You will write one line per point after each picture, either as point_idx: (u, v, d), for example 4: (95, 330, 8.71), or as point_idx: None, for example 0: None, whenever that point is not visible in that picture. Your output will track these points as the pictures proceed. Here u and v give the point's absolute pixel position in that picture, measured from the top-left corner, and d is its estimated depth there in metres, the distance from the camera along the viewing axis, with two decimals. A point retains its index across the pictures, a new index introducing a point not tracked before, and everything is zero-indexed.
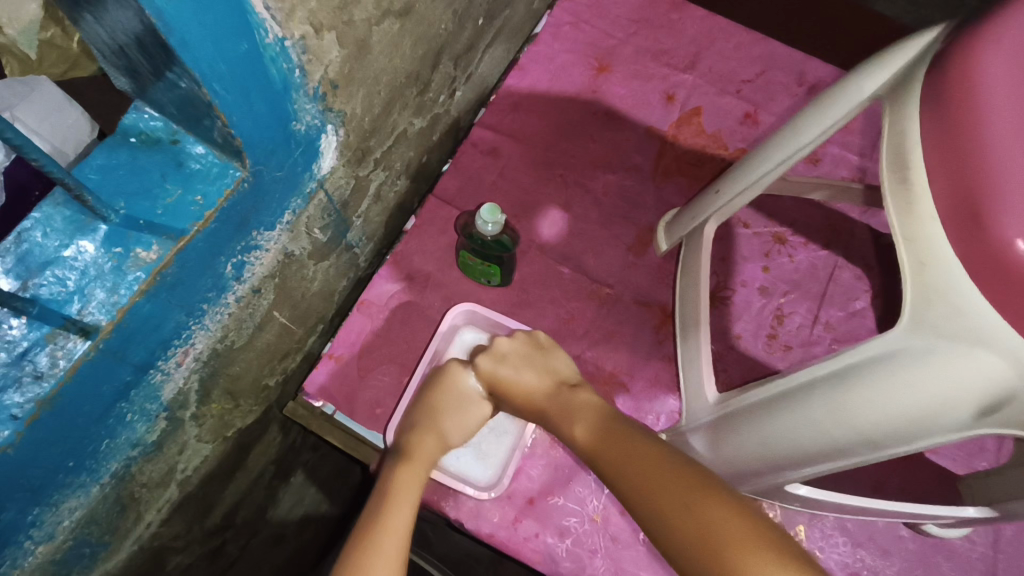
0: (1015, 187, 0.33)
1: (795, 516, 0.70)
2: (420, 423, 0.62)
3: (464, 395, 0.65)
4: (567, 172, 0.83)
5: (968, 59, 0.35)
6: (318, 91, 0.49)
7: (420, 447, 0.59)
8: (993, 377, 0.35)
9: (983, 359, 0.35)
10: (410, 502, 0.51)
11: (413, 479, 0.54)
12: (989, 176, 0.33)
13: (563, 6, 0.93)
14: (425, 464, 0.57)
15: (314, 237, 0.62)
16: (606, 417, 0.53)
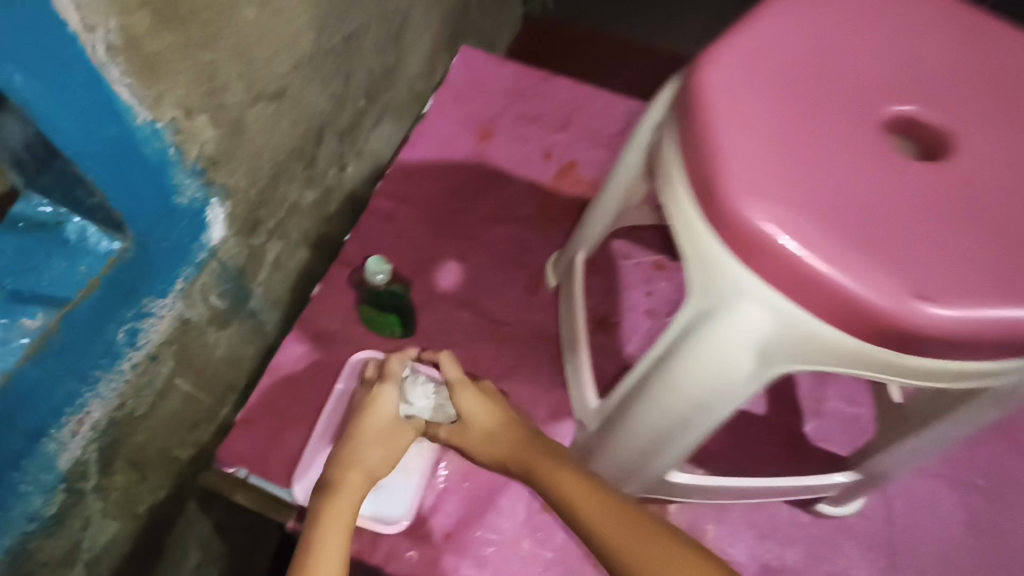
0: (732, 165, 0.42)
1: (702, 516, 0.74)
2: (351, 449, 0.60)
3: (397, 424, 0.63)
4: (461, 228, 0.91)
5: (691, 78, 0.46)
6: (196, 166, 0.55)
7: (348, 477, 0.57)
8: (758, 322, 0.42)
9: (749, 308, 0.42)
10: (337, 544, 0.51)
11: (337, 513, 0.53)
12: (714, 159, 0.43)
13: (446, 87, 1.04)
14: (354, 494, 0.56)
15: (211, 304, 0.67)
16: (562, 466, 0.55)
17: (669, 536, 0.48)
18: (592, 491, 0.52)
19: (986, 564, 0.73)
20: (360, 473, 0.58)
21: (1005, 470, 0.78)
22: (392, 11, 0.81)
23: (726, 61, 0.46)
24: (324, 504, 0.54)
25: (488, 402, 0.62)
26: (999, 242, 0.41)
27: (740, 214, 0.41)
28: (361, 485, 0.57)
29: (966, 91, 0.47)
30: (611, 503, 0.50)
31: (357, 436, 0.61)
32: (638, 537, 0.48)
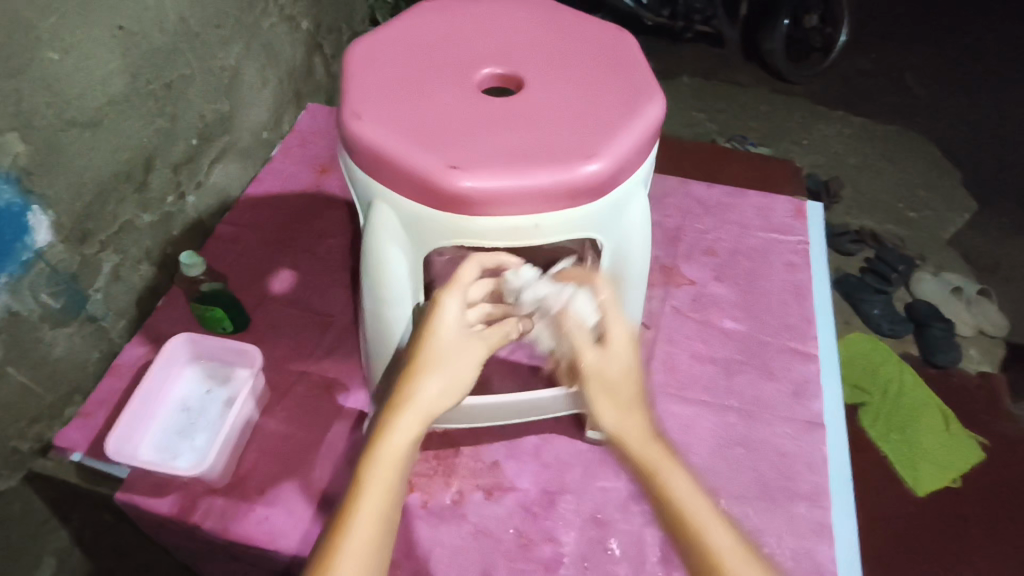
0: (349, 102, 0.55)
1: (493, 453, 0.85)
2: (401, 400, 0.54)
3: (442, 387, 0.55)
4: (296, 244, 1.05)
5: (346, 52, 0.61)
6: (11, 173, 0.70)
7: (395, 431, 0.53)
8: (391, 219, 0.55)
9: (382, 210, 0.55)
10: (387, 509, 0.51)
11: (385, 473, 0.52)
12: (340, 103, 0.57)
13: (293, 133, 1.21)
14: (405, 446, 0.53)
15: (42, 302, 0.78)
16: (631, 410, 0.59)
17: (692, 485, 0.55)
18: (643, 428, 0.58)
19: (740, 468, 0.85)
20: (422, 406, 0.54)
21: (755, 393, 0.93)
22: (218, 66, 0.98)
23: (373, 41, 0.61)
24: (370, 466, 0.52)
25: (625, 343, 0.62)
26: (554, 133, 0.54)
27: (351, 133, 0.54)
28: (415, 436, 0.54)
29: (566, 47, 0.62)
30: (654, 447, 0.57)
31: (403, 383, 0.56)
32: (670, 487, 0.55)
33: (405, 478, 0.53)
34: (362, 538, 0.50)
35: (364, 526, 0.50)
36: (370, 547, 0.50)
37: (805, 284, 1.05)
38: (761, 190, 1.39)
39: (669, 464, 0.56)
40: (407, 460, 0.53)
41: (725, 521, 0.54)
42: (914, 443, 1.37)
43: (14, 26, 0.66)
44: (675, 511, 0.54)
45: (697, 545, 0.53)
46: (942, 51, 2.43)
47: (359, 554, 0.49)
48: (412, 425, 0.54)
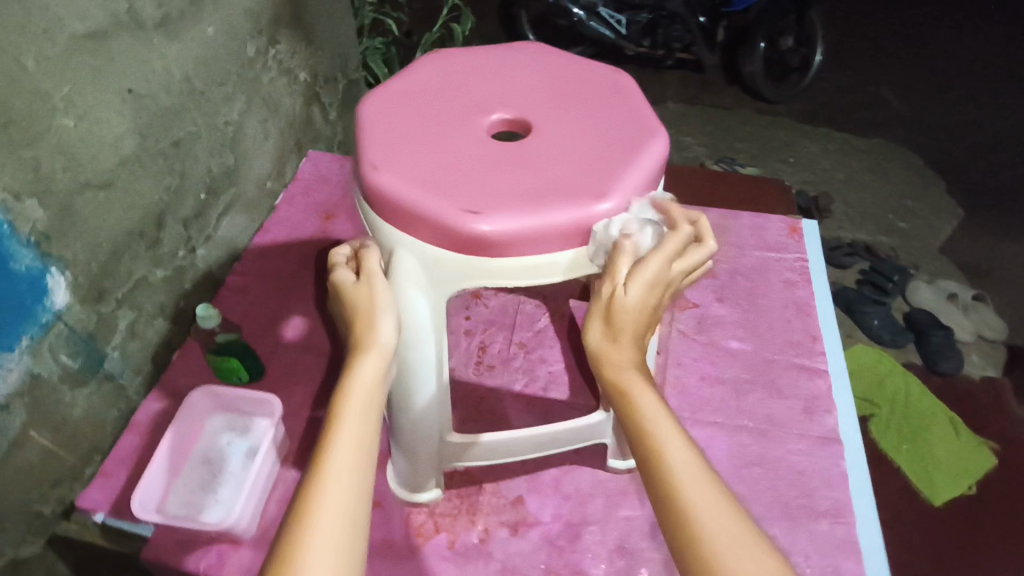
0: (367, 153, 0.58)
1: (515, 488, 0.85)
2: (353, 361, 0.52)
3: (389, 335, 0.54)
4: (306, 290, 1.07)
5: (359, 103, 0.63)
6: (30, 239, 0.71)
7: (352, 383, 0.51)
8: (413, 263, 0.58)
9: (403, 256, 0.57)
10: (359, 465, 0.47)
11: (344, 431, 0.48)
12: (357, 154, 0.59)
13: (296, 182, 1.24)
14: (365, 401, 0.51)
15: (62, 363, 0.79)
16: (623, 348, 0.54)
17: (660, 409, 0.51)
18: (631, 360, 0.54)
19: (759, 488, 0.86)
20: (375, 361, 0.52)
21: (768, 411, 0.94)
22: (222, 122, 1.01)
23: (384, 91, 0.64)
24: (331, 425, 0.49)
25: (654, 286, 0.52)
26: (567, 172, 0.56)
27: (371, 184, 0.56)
28: (374, 391, 0.51)
29: (570, 87, 0.65)
30: (631, 374, 0.53)
31: (352, 349, 0.53)
32: (640, 412, 0.51)
33: (372, 437, 0.50)
34: (335, 495, 0.45)
35: (336, 482, 0.46)
36: (342, 504, 0.45)
37: (806, 300, 1.07)
38: (755, 211, 1.42)
39: (642, 386, 0.52)
40: (369, 415, 0.50)
41: (694, 452, 0.49)
42: (926, 452, 1.38)
43: (31, 97, 0.68)
44: (643, 439, 0.49)
45: (661, 475, 0.47)
46: (916, 65, 2.50)
47: (333, 516, 0.44)
48: (372, 371, 0.52)
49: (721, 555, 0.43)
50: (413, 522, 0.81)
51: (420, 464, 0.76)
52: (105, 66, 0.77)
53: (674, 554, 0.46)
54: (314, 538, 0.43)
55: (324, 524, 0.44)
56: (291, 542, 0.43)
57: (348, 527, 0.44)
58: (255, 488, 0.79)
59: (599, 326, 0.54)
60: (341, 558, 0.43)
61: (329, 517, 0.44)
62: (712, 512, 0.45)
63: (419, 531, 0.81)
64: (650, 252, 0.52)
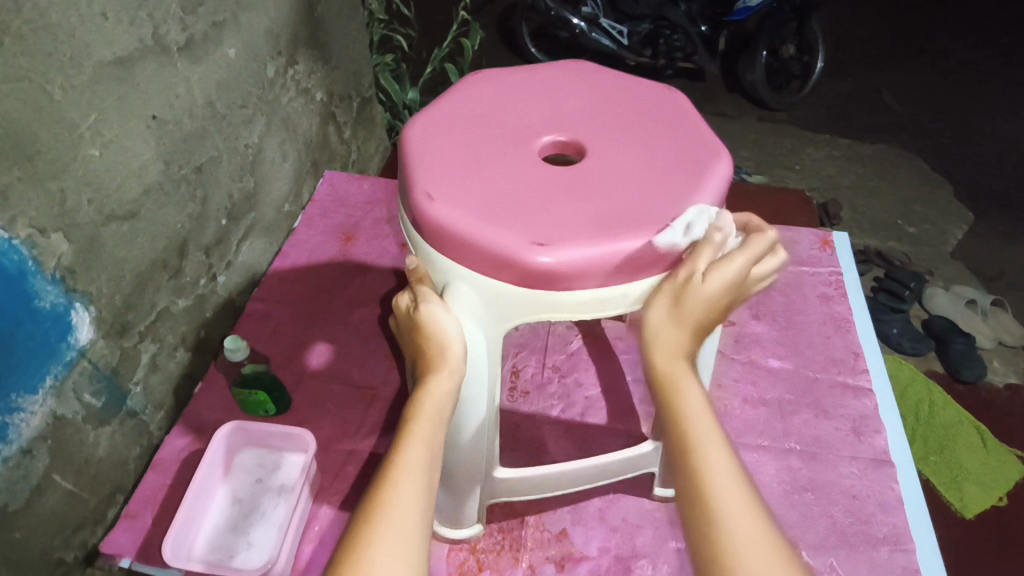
0: (421, 182, 0.55)
1: (559, 521, 0.81)
2: (424, 376, 0.55)
3: (460, 348, 0.55)
4: (329, 315, 1.03)
5: (404, 126, 0.61)
6: (55, 274, 0.68)
7: (426, 400, 0.54)
8: (470, 296, 0.56)
9: (460, 289, 0.55)
10: (428, 475, 0.51)
11: (417, 443, 0.52)
12: (407, 184, 0.56)
13: (313, 203, 1.20)
14: (435, 415, 0.54)
15: (85, 401, 0.75)
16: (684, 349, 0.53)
17: (707, 412, 0.50)
18: (680, 344, 0.53)
19: (813, 515, 0.82)
20: (446, 378, 0.55)
21: (815, 433, 0.90)
22: (243, 145, 0.98)
23: (430, 113, 0.61)
24: (403, 437, 0.53)
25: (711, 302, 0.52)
26: (632, 197, 0.54)
27: (426, 215, 0.54)
28: (444, 405, 0.55)
29: (622, 105, 0.63)
30: (681, 372, 0.52)
31: (423, 364, 0.56)
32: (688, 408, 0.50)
33: (440, 450, 0.54)
34: (405, 499, 0.49)
35: (406, 486, 0.49)
36: (412, 508, 0.48)
37: (844, 315, 1.05)
38: (777, 222, 1.40)
39: (690, 383, 0.51)
40: (438, 429, 0.54)
41: (737, 469, 0.48)
42: (960, 463, 1.34)
43: (58, 127, 0.65)
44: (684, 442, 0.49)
45: (698, 478, 0.47)
46: (922, 70, 2.50)
47: (403, 518, 0.48)
48: (443, 390, 0.55)
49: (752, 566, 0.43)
50: (453, 559, 0.78)
51: (461, 500, 0.73)
52: (130, 93, 0.74)
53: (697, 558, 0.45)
54: (385, 537, 0.46)
55: (393, 525, 0.47)
56: (361, 538, 0.46)
57: (415, 529, 0.48)
58: (290, 530, 0.75)
59: (667, 302, 0.53)
60: (410, 556, 0.46)
61: (399, 519, 0.47)
62: (751, 524, 0.45)
63: (462, 569, 0.77)
64: (741, 251, 0.53)
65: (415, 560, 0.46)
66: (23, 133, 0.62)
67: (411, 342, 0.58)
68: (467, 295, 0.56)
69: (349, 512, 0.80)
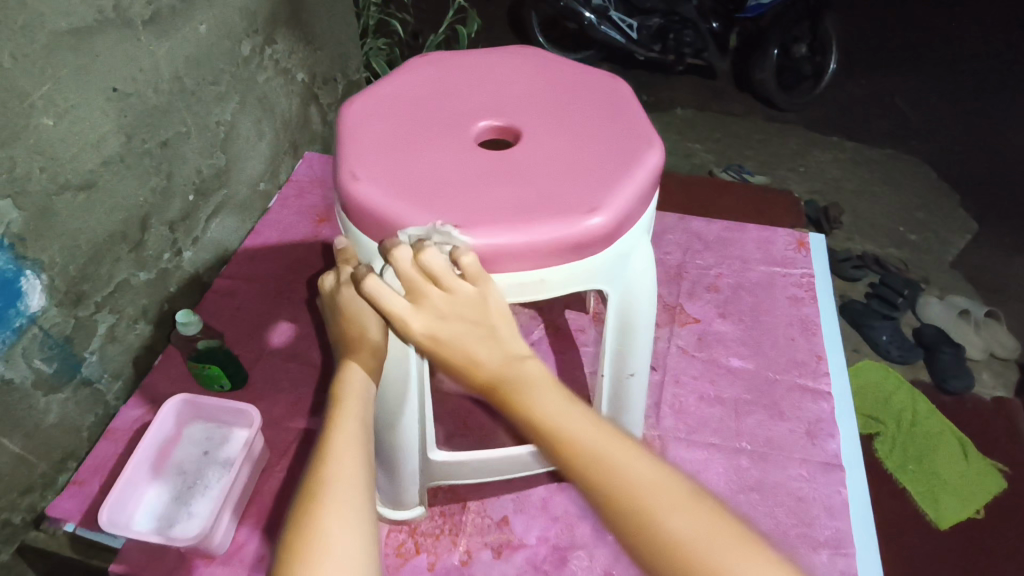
0: (349, 163, 0.56)
1: (501, 508, 0.81)
2: (348, 359, 0.58)
3: (379, 331, 0.58)
4: (294, 295, 1.03)
5: (342, 107, 0.61)
6: (3, 240, 0.69)
7: (349, 380, 0.55)
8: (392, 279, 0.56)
9: (383, 270, 0.56)
10: (361, 448, 0.52)
11: (350, 419, 0.53)
12: (337, 164, 0.57)
13: (290, 184, 1.21)
14: (364, 394, 0.55)
15: (36, 367, 0.76)
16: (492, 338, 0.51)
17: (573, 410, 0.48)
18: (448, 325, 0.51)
19: (757, 515, 0.82)
20: (369, 360, 0.58)
21: (768, 434, 0.90)
22: (213, 122, 0.99)
23: (370, 94, 0.62)
24: (336, 415, 0.53)
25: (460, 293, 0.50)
26: (557, 185, 0.54)
27: (350, 194, 0.54)
28: (370, 385, 0.56)
29: (564, 94, 0.63)
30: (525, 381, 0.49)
31: (344, 347, 0.59)
32: (543, 415, 0.48)
33: (371, 427, 0.55)
34: (347, 474, 0.49)
35: (344, 458, 0.50)
36: (357, 480, 0.49)
37: (812, 318, 1.04)
38: (762, 222, 1.38)
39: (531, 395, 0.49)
40: (369, 405, 0.55)
41: (650, 463, 0.45)
42: (934, 474, 1.32)
43: (8, 95, 0.66)
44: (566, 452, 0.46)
45: (604, 488, 0.44)
46: (934, 76, 2.45)
47: (348, 491, 0.48)
48: (364, 370, 0.57)
49: (703, 561, 0.41)
50: (392, 540, 0.78)
51: (400, 482, 0.73)
52: (88, 64, 0.75)
53: (644, 566, 0.43)
54: (333, 514, 0.46)
55: (341, 501, 0.47)
56: (309, 520, 0.46)
57: (359, 497, 0.48)
58: (229, 500, 0.76)
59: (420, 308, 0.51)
60: (363, 531, 0.46)
61: (346, 492, 0.48)
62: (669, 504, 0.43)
63: (399, 551, 0.77)
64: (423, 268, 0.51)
65: (366, 531, 0.47)
66: None
67: (335, 328, 0.60)
68: (389, 275, 0.56)
69: (293, 489, 0.81)
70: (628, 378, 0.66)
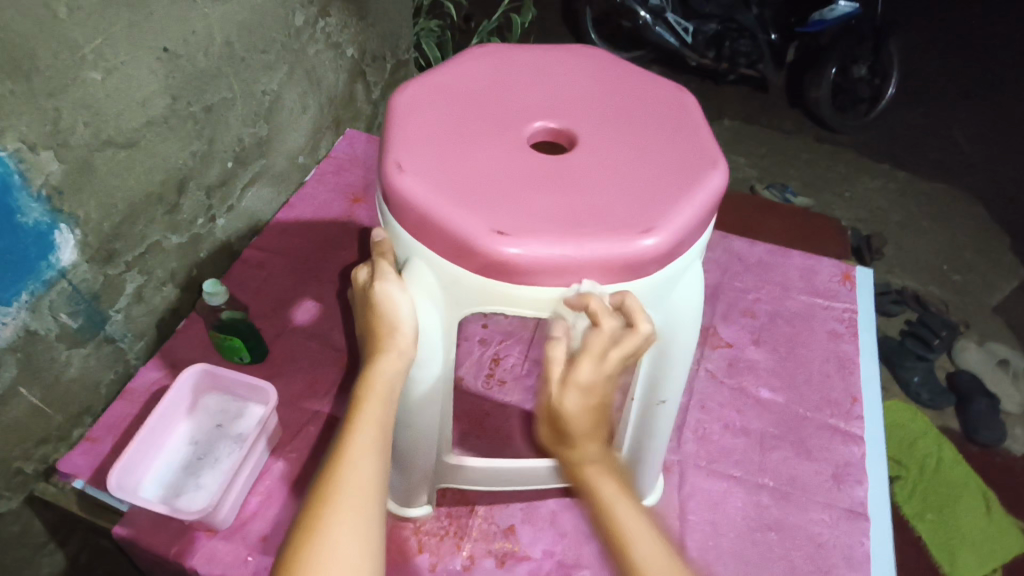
0: (396, 153, 0.53)
1: (509, 517, 0.79)
2: (373, 354, 0.54)
3: (410, 329, 0.54)
4: (322, 273, 1.02)
5: (395, 92, 0.59)
6: (42, 192, 0.69)
7: (373, 380, 0.53)
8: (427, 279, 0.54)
9: (419, 267, 0.54)
10: (378, 453, 0.50)
11: (369, 422, 0.51)
12: (383, 154, 0.54)
13: (328, 159, 1.18)
14: (385, 397, 0.53)
15: (61, 321, 0.76)
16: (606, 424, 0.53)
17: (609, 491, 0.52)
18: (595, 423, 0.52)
19: (772, 556, 0.79)
20: (395, 358, 0.53)
21: (792, 472, 0.86)
22: (260, 91, 0.97)
23: (423, 82, 0.59)
24: (355, 416, 0.51)
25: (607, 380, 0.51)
26: (610, 201, 0.51)
27: (394, 185, 0.52)
28: (394, 386, 0.53)
29: (623, 103, 0.60)
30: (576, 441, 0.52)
31: (371, 342, 0.54)
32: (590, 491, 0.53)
33: (390, 430, 0.53)
34: (357, 481, 0.48)
35: (358, 463, 0.49)
36: (369, 489, 0.48)
37: (850, 355, 0.99)
38: (805, 248, 1.33)
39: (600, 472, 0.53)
40: (390, 408, 0.53)
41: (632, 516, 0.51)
42: (953, 526, 1.26)
43: (59, 46, 0.65)
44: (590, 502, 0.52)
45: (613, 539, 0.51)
46: (1003, 110, 2.33)
47: (357, 501, 0.47)
48: (390, 370, 0.53)
49: None
50: (395, 536, 0.76)
51: (411, 481, 0.71)
52: (142, 21, 0.74)
53: None
54: (338, 523, 0.45)
55: (348, 513, 0.46)
56: (317, 523, 0.45)
57: (369, 506, 0.47)
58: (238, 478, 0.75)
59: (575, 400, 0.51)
60: (368, 542, 0.46)
61: (357, 499, 0.47)
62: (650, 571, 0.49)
63: (401, 548, 0.76)
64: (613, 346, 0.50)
65: (372, 544, 0.46)
66: (19, 46, 0.62)
67: (363, 318, 0.56)
68: (425, 273, 0.54)
69: (301, 473, 0.81)
70: (659, 405, 0.65)
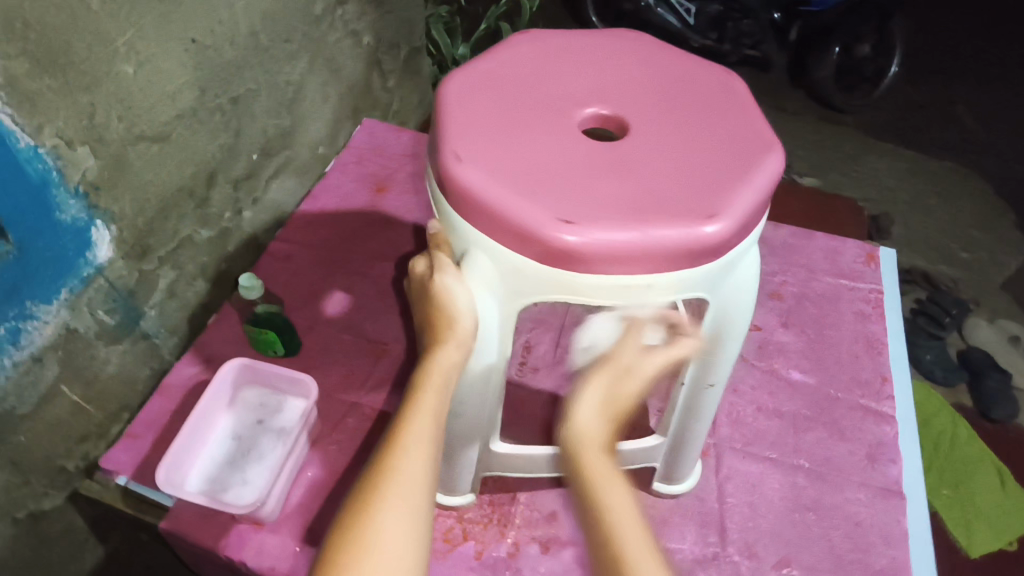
0: (453, 142, 0.53)
1: (551, 503, 0.80)
2: (432, 346, 0.55)
3: (469, 321, 0.54)
4: (349, 265, 1.01)
5: (444, 81, 0.58)
6: (78, 189, 0.68)
7: (430, 371, 0.54)
8: (484, 268, 0.53)
9: (477, 257, 0.53)
10: (431, 442, 0.51)
11: (426, 411, 0.52)
12: (438, 144, 0.54)
13: (349, 149, 1.17)
14: (442, 387, 0.54)
15: (99, 318, 0.76)
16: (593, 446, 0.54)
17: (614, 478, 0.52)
18: (597, 432, 0.55)
19: (810, 536, 0.80)
20: (453, 349, 0.54)
21: (827, 454, 0.87)
22: (283, 81, 0.96)
23: (471, 70, 0.59)
24: (411, 405, 0.52)
25: (607, 399, 0.57)
26: (668, 187, 0.51)
27: (452, 175, 0.52)
28: (450, 377, 0.54)
29: (670, 87, 0.60)
30: (597, 454, 0.54)
31: (431, 333, 0.55)
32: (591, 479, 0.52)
33: (444, 421, 0.53)
34: (410, 468, 0.48)
35: (413, 452, 0.49)
36: (421, 474, 0.48)
37: (879, 336, 1.00)
38: (824, 230, 1.33)
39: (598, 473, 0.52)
40: (445, 398, 0.54)
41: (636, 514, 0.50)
42: (969, 502, 1.27)
43: (94, 39, 0.64)
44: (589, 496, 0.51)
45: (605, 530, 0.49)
46: (1009, 86, 2.32)
47: (408, 488, 0.47)
48: (447, 360, 0.54)
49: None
50: (440, 524, 0.77)
51: (460, 472, 0.72)
52: (171, 12, 0.72)
53: None
54: (390, 507, 0.46)
55: (399, 499, 0.47)
56: (369, 507, 0.46)
57: (421, 492, 0.48)
58: (281, 470, 0.76)
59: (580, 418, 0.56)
60: (417, 528, 0.46)
61: (408, 485, 0.48)
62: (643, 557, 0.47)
63: (446, 536, 0.76)
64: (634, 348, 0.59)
65: (420, 531, 0.46)
66: (56, 42, 0.61)
67: (421, 310, 0.57)
68: (484, 263, 0.53)
69: (342, 465, 0.81)
70: (707, 388, 0.66)
